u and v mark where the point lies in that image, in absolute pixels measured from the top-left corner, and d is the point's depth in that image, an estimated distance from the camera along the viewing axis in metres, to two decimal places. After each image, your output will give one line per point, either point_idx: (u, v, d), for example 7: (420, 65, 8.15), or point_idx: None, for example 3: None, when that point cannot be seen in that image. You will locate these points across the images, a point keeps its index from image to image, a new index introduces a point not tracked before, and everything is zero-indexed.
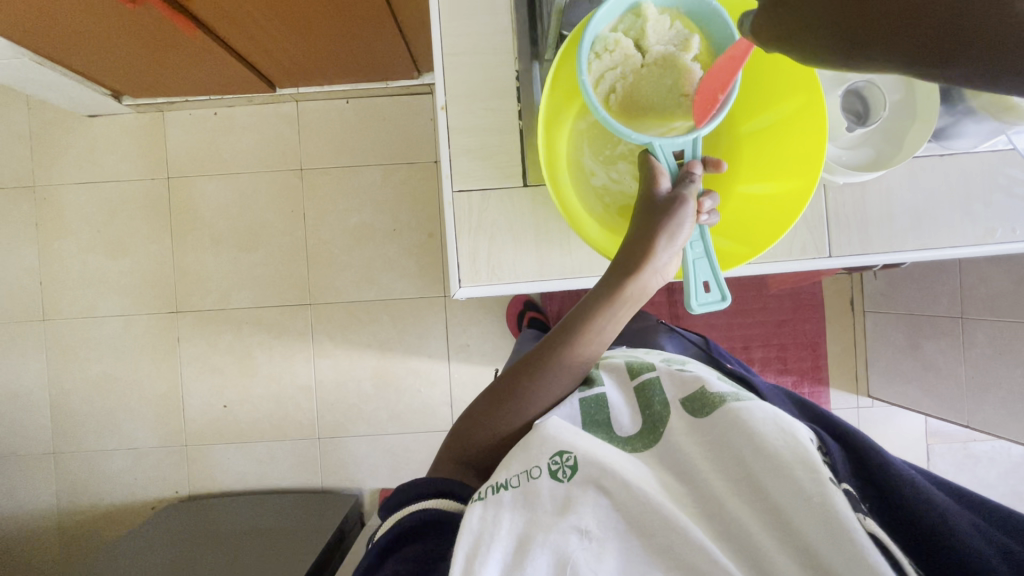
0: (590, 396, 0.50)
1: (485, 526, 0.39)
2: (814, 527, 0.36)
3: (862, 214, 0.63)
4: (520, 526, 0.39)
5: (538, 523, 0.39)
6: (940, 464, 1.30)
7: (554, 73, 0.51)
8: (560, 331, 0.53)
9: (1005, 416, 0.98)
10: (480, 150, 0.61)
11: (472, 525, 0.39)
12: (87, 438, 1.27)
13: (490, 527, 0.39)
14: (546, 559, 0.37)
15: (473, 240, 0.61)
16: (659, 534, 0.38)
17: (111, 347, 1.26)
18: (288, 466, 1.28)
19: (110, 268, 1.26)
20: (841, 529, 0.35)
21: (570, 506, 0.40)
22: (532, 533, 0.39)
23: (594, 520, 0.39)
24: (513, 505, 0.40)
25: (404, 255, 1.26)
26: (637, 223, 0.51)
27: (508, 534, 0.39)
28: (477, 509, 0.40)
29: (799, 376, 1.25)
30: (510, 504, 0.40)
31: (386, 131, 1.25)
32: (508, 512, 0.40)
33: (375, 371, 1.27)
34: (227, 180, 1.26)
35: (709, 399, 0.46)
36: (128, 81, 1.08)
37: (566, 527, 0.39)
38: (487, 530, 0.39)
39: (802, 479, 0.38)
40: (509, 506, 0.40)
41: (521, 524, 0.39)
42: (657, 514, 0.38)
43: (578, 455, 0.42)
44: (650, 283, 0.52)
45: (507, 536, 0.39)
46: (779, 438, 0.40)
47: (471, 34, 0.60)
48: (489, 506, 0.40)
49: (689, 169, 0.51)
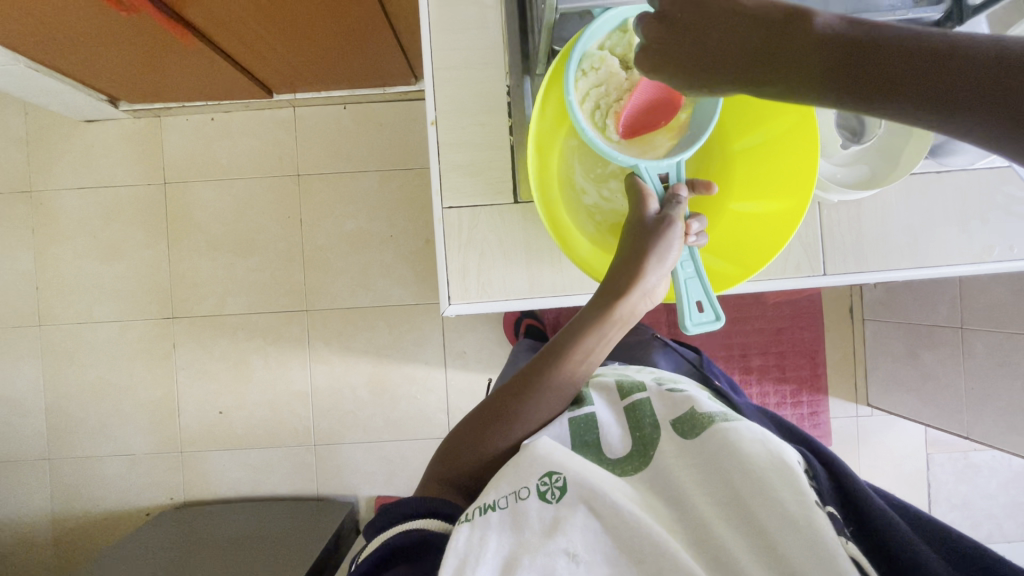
0: (579, 415, 0.49)
1: (472, 547, 0.38)
2: (799, 551, 0.35)
3: (857, 230, 0.62)
4: (507, 548, 0.38)
5: (525, 545, 0.38)
6: (939, 473, 1.29)
7: (545, 90, 0.50)
8: (550, 352, 0.52)
9: (1005, 428, 0.97)
10: (471, 165, 0.60)
11: (458, 545, 0.38)
12: (82, 443, 1.26)
13: (476, 549, 0.38)
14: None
15: (464, 255, 0.61)
16: (650, 560, 0.37)
17: (107, 352, 1.26)
18: (284, 473, 1.27)
19: (106, 273, 1.25)
20: (827, 554, 0.34)
21: (558, 527, 0.39)
22: (519, 556, 0.37)
23: (582, 543, 0.38)
24: (500, 527, 0.39)
25: (401, 261, 1.25)
26: (625, 244, 0.51)
27: (494, 557, 0.38)
28: (464, 529, 0.39)
29: (798, 385, 1.25)
30: (497, 526, 0.39)
31: (383, 137, 1.24)
32: (494, 533, 0.39)
33: (371, 378, 1.26)
34: (224, 186, 1.25)
35: (699, 420, 0.46)
36: (124, 87, 1.08)
37: (554, 549, 0.38)
38: (473, 552, 0.37)
39: (788, 502, 0.37)
40: (496, 528, 0.39)
41: (508, 546, 0.38)
42: (646, 538, 0.38)
43: (567, 476, 0.41)
44: (639, 305, 0.51)
45: (493, 558, 0.38)
46: (767, 459, 0.40)
47: (463, 48, 0.60)
48: (476, 527, 0.39)
49: (676, 191, 0.51)
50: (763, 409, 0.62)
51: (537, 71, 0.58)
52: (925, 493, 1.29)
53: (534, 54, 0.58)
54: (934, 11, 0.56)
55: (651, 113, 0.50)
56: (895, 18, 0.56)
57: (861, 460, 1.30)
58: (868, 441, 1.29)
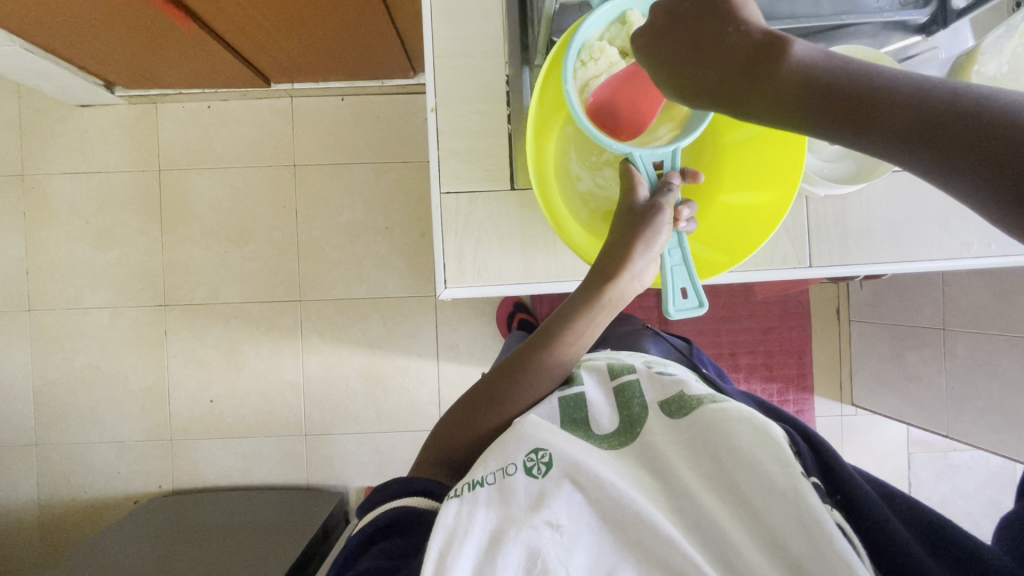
0: (569, 394, 0.50)
1: (460, 522, 0.39)
2: (783, 519, 0.38)
3: (843, 224, 0.64)
4: (494, 522, 0.39)
5: (511, 519, 0.39)
6: (920, 472, 1.32)
7: (541, 79, 0.51)
8: (542, 335, 0.53)
9: (983, 426, 1.00)
10: (468, 152, 0.62)
11: (447, 519, 0.39)
12: (71, 430, 1.26)
13: (464, 523, 0.39)
14: (517, 554, 0.37)
15: (460, 240, 0.62)
16: (630, 529, 0.39)
17: (97, 338, 1.25)
18: (274, 462, 1.27)
19: (98, 260, 1.25)
20: (813, 521, 0.36)
21: (543, 501, 0.40)
22: (506, 528, 0.39)
23: (566, 515, 0.39)
24: (488, 501, 0.40)
25: (395, 254, 1.26)
26: (618, 230, 0.52)
27: (481, 530, 0.39)
28: (453, 505, 0.40)
29: (785, 383, 1.27)
30: (484, 500, 0.40)
31: (381, 130, 1.25)
32: (482, 507, 0.40)
33: (363, 370, 1.27)
34: (220, 174, 1.25)
35: (687, 401, 0.47)
36: (122, 72, 1.08)
37: (538, 522, 0.38)
38: (461, 526, 0.39)
39: (775, 475, 0.39)
40: (484, 503, 0.40)
41: (494, 520, 0.39)
42: (628, 510, 0.39)
43: (553, 452, 0.42)
44: (629, 289, 0.53)
45: (480, 531, 0.39)
46: (753, 435, 0.41)
47: (464, 38, 0.61)
48: (464, 502, 0.40)
49: (669, 178, 0.52)
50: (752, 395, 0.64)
51: (535, 62, 0.60)
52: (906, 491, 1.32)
53: (533, 45, 0.59)
54: (920, 15, 0.58)
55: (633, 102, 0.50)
56: (881, 19, 0.58)
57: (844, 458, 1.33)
58: (851, 440, 1.32)
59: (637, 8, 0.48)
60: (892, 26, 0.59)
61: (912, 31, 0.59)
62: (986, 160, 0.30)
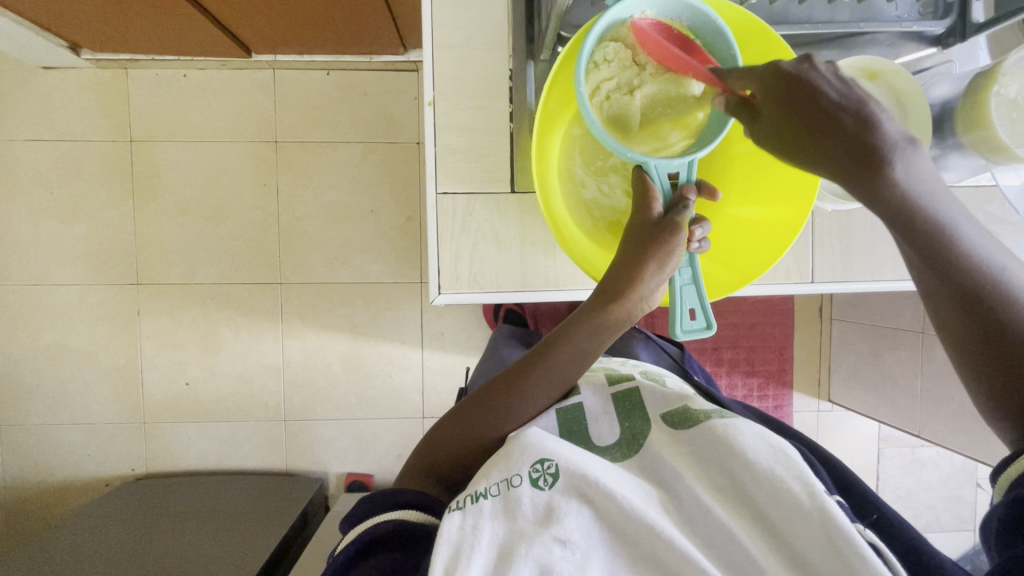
0: (567, 406, 0.49)
1: (465, 536, 0.38)
2: (809, 539, 0.37)
3: (846, 240, 0.64)
4: (501, 536, 0.38)
5: (519, 535, 0.38)
6: (888, 466, 1.37)
7: (552, 76, 0.48)
8: (541, 350, 0.51)
9: (954, 428, 1.03)
10: (468, 150, 0.59)
11: (450, 534, 0.38)
12: (37, 410, 1.21)
13: (469, 538, 0.38)
14: (528, 571, 0.36)
15: (457, 242, 0.59)
16: (642, 542, 0.38)
17: (64, 316, 1.19)
18: (252, 447, 1.25)
19: (65, 235, 1.18)
20: (845, 541, 0.35)
21: (552, 515, 0.39)
22: (515, 544, 0.38)
23: (576, 529, 0.38)
24: (492, 515, 0.39)
25: (381, 237, 1.22)
26: (629, 247, 0.50)
27: (489, 544, 0.38)
28: (456, 518, 0.39)
29: (765, 378, 1.29)
30: (489, 514, 0.39)
31: (367, 108, 1.19)
32: (487, 521, 0.39)
33: (345, 355, 1.24)
34: (197, 148, 1.19)
35: (693, 414, 0.46)
36: (91, 34, 1.01)
37: (548, 538, 0.38)
38: (467, 542, 0.38)
39: (799, 494, 0.38)
40: (489, 516, 0.39)
41: (501, 534, 0.38)
42: (642, 522, 0.38)
43: (559, 463, 0.41)
44: (636, 309, 0.51)
45: (488, 546, 0.38)
46: (768, 453, 0.40)
47: (465, 26, 0.57)
48: (468, 515, 0.39)
49: (684, 193, 0.50)
50: (747, 405, 0.60)
51: (540, 57, 0.56)
52: (874, 484, 1.37)
53: (539, 38, 0.55)
54: (938, 26, 0.61)
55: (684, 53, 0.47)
56: (900, 28, 0.60)
57: None
58: (826, 434, 1.35)
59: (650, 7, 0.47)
60: (908, 37, 0.63)
61: (928, 42, 0.63)
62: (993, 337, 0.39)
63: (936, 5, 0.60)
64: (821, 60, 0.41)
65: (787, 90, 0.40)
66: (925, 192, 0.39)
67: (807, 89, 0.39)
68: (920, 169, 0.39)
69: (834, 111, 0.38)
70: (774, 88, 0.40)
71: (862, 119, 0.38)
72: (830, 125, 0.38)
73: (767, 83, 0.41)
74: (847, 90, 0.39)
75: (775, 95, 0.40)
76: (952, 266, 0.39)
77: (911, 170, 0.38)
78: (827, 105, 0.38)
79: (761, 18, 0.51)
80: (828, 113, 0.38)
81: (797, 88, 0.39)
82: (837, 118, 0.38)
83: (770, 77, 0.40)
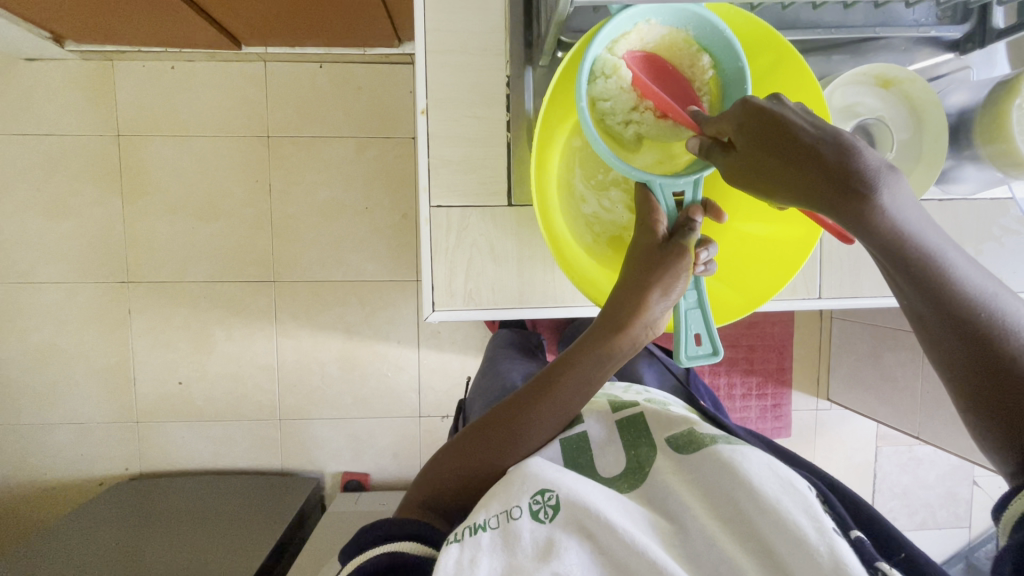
0: (571, 435, 0.48)
1: (461, 570, 0.36)
2: None
3: (854, 255, 0.67)
4: (499, 571, 0.36)
5: (517, 570, 0.36)
6: (886, 465, 1.37)
7: (552, 88, 0.47)
8: (541, 380, 0.50)
9: (954, 431, 1.02)
10: (464, 160, 0.56)
11: (447, 567, 0.36)
12: (27, 410, 1.19)
13: (466, 571, 0.36)
14: None
15: (452, 257, 0.57)
16: None
17: (52, 316, 1.17)
18: (246, 447, 1.24)
19: (51, 232, 1.15)
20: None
21: (552, 550, 0.37)
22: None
23: (576, 566, 0.36)
24: (491, 548, 0.37)
25: (375, 235, 1.19)
26: (632, 271, 0.48)
27: None
28: (454, 550, 0.37)
29: (764, 377, 1.28)
30: (488, 546, 0.38)
31: (361, 102, 1.16)
32: (485, 554, 0.37)
33: (340, 354, 1.22)
34: (186, 143, 1.16)
35: (697, 437, 0.45)
36: (74, 26, 0.97)
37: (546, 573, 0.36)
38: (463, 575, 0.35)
39: (807, 527, 0.36)
40: (487, 549, 0.37)
41: (500, 568, 0.36)
42: (644, 557, 0.36)
43: (560, 494, 0.40)
44: (641, 335, 0.49)
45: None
46: (776, 484, 0.39)
47: (460, 30, 0.54)
48: (466, 547, 0.37)
49: (691, 214, 0.48)
50: (759, 434, 0.58)
51: (539, 62, 0.55)
52: (871, 483, 1.36)
53: (538, 44, 0.54)
54: (955, 32, 0.62)
55: (672, 81, 0.49)
56: (917, 34, 0.62)
57: (816, 451, 1.36)
58: (824, 433, 1.35)
59: (645, 20, 0.46)
60: (924, 41, 0.63)
61: (945, 47, 0.63)
62: (997, 378, 0.36)
63: (956, 9, 0.61)
64: (793, 101, 0.40)
65: (760, 126, 0.39)
66: (910, 225, 0.36)
67: (780, 122, 0.38)
68: (904, 202, 0.36)
69: (805, 143, 0.36)
70: (746, 124, 0.39)
71: (838, 149, 0.35)
72: (804, 154, 0.36)
73: (740, 120, 0.40)
74: (818, 124, 0.38)
75: (749, 133, 0.39)
76: (951, 301, 0.37)
77: (897, 201, 0.35)
78: (798, 137, 0.37)
79: (771, 26, 0.49)
80: (801, 146, 0.36)
81: (768, 122, 0.38)
82: (809, 147, 0.36)
83: (743, 114, 0.40)
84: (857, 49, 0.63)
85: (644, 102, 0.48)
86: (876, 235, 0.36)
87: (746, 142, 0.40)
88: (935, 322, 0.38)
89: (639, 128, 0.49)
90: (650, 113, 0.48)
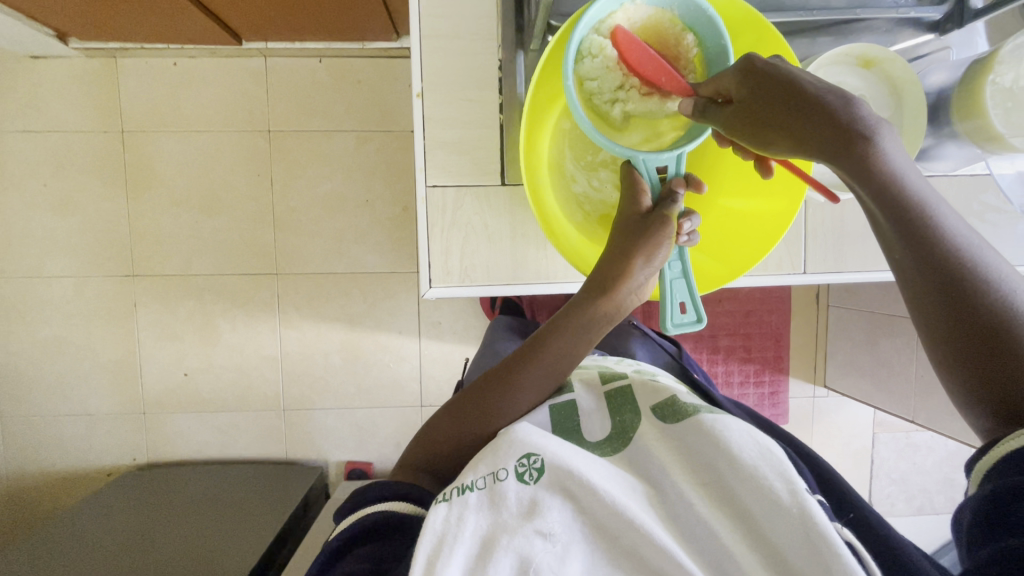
0: (560, 403, 0.50)
1: (449, 527, 0.38)
2: (791, 539, 0.37)
3: (839, 232, 0.69)
4: (484, 529, 0.39)
5: (503, 526, 0.38)
6: (883, 451, 1.38)
7: (541, 69, 0.49)
8: (530, 347, 0.52)
9: (946, 414, 1.03)
10: (458, 142, 0.58)
11: (435, 525, 0.38)
12: (37, 402, 1.21)
13: (453, 529, 0.38)
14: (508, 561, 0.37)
15: (448, 236, 0.59)
16: (624, 537, 0.39)
17: (60, 309, 1.19)
18: (251, 437, 1.26)
19: (58, 227, 1.17)
20: (822, 540, 0.35)
21: (535, 509, 0.39)
22: (497, 536, 0.38)
23: (558, 523, 0.39)
24: (478, 507, 0.39)
25: (376, 227, 1.21)
26: (616, 242, 0.50)
27: (471, 536, 0.38)
28: (441, 509, 0.39)
29: (762, 365, 1.29)
30: (475, 505, 0.39)
31: (361, 95, 1.18)
32: (472, 513, 0.39)
33: (342, 345, 1.24)
34: (189, 138, 1.18)
35: (682, 407, 0.46)
36: (79, 24, 0.99)
37: (529, 531, 0.38)
38: (452, 533, 0.38)
39: (780, 490, 0.38)
40: (474, 508, 0.39)
41: (485, 526, 0.39)
42: (623, 517, 0.39)
43: (545, 458, 0.41)
44: (626, 300, 0.51)
45: (470, 538, 0.38)
46: (754, 449, 0.41)
47: (453, 16, 0.56)
48: (454, 506, 0.39)
49: (673, 187, 0.50)
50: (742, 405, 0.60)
51: (530, 46, 0.56)
52: (868, 469, 1.38)
53: (529, 28, 0.55)
54: (934, 13, 0.62)
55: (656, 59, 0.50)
56: (896, 15, 0.62)
57: (814, 437, 1.38)
58: (821, 420, 1.36)
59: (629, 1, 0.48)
60: (906, 22, 0.65)
61: (925, 28, 0.65)
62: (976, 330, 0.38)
63: None
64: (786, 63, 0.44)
65: (762, 77, 0.42)
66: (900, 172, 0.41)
67: (782, 75, 0.42)
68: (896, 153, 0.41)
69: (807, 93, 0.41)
70: (749, 75, 0.43)
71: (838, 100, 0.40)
72: (806, 101, 0.41)
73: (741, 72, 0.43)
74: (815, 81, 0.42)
75: (751, 83, 0.43)
76: (937, 249, 0.40)
77: (890, 150, 0.40)
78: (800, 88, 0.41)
79: (752, 7, 0.51)
80: (804, 94, 0.41)
81: (769, 75, 0.42)
82: (811, 96, 0.41)
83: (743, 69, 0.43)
84: (842, 32, 0.65)
85: (631, 80, 0.50)
86: (870, 179, 0.40)
87: (745, 91, 0.43)
88: (921, 272, 0.40)
89: (625, 105, 0.51)
90: (636, 90, 0.50)
